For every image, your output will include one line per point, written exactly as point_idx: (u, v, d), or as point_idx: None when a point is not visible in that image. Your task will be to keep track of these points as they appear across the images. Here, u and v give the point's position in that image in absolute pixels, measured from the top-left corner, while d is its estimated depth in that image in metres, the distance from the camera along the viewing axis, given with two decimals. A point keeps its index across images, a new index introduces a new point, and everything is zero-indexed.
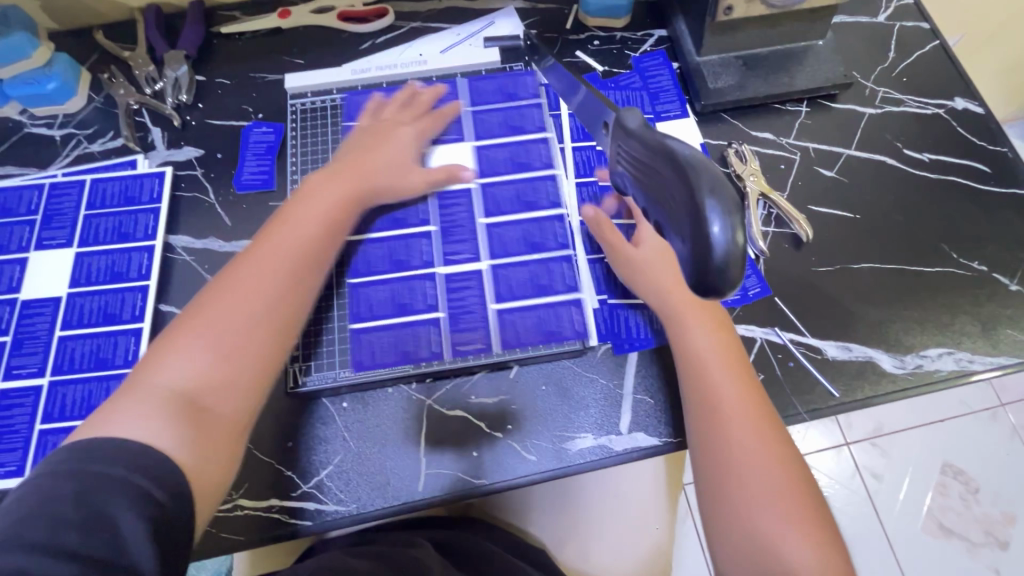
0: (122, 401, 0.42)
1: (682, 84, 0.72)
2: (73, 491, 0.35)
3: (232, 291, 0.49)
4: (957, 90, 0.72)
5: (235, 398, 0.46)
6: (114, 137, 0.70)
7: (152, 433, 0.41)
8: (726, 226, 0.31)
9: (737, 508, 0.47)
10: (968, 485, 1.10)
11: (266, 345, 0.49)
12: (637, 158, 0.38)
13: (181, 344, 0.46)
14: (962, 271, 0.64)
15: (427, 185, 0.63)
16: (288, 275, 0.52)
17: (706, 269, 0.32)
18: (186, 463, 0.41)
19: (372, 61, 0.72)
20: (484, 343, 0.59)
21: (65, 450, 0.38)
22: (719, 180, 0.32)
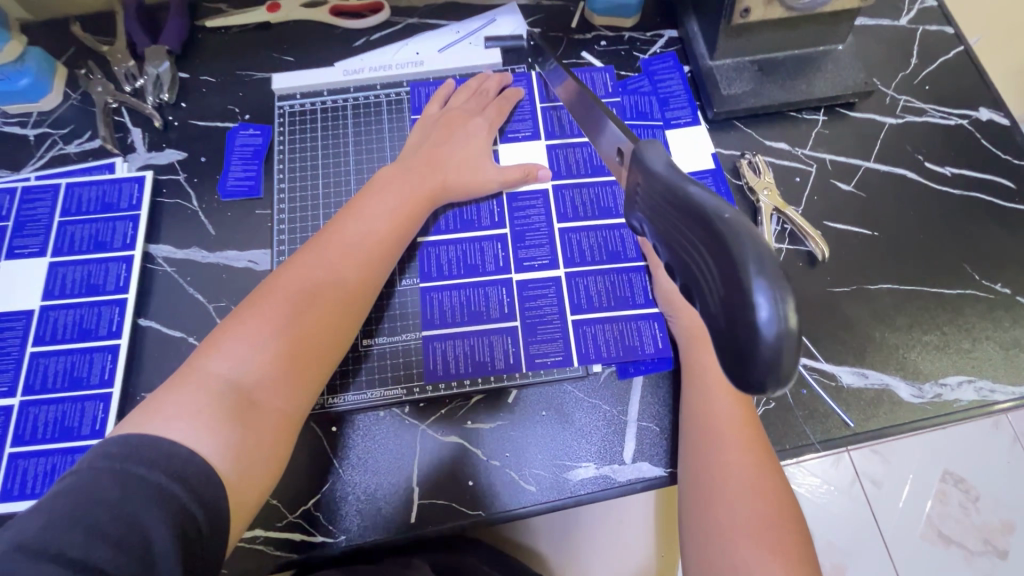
0: (174, 387, 0.39)
1: (693, 89, 0.69)
2: (108, 498, 0.32)
3: (299, 277, 0.46)
4: (982, 99, 0.69)
5: (288, 395, 0.43)
6: (91, 137, 0.66)
7: (202, 428, 0.37)
8: (777, 314, 0.24)
9: (719, 537, 0.44)
10: (969, 493, 0.98)
11: (329, 342, 0.46)
12: (659, 206, 0.31)
13: (236, 330, 0.42)
14: (985, 294, 0.61)
15: (502, 185, 0.61)
16: (354, 268, 0.48)
17: (740, 359, 0.25)
18: (225, 470, 0.37)
19: (365, 61, 0.67)
20: (564, 355, 0.57)
21: (118, 441, 0.35)
22: (767, 251, 0.25)
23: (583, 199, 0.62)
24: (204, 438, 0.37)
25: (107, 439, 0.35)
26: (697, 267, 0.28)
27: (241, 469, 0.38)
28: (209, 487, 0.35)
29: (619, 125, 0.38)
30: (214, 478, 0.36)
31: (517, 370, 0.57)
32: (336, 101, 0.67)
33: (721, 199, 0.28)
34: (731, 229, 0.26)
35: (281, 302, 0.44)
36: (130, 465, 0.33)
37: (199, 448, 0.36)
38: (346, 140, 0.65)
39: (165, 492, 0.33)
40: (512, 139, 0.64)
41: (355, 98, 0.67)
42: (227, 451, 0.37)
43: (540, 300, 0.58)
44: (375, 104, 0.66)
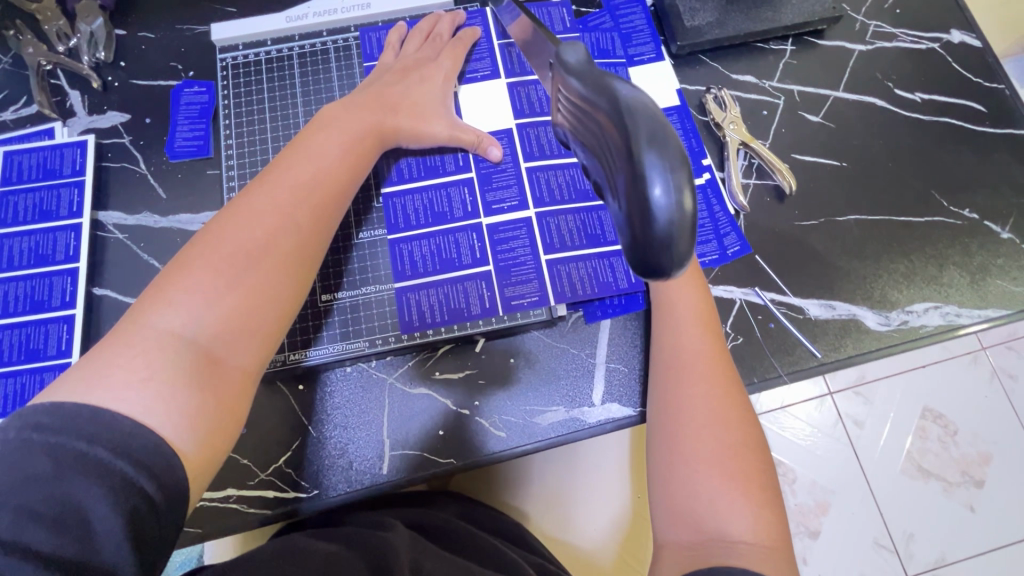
0: (118, 350, 0.37)
1: (656, 23, 0.66)
2: (41, 476, 0.31)
3: (245, 223, 0.43)
4: (954, 22, 0.67)
5: (247, 350, 0.41)
6: (27, 102, 0.63)
7: (155, 395, 0.36)
8: (671, 193, 0.26)
9: (682, 465, 0.44)
10: (948, 428, 1.00)
11: (284, 289, 0.44)
12: (579, 103, 0.32)
13: (181, 287, 0.40)
14: (953, 220, 0.60)
15: (455, 141, 0.57)
16: (304, 214, 0.46)
17: (646, 237, 0.27)
18: (183, 424, 0.36)
19: (310, 7, 0.64)
20: (540, 295, 0.56)
21: (51, 412, 0.33)
22: (664, 130, 0.26)
23: (549, 138, 0.60)
24: (155, 407, 0.35)
25: (35, 406, 0.33)
26: (610, 157, 0.29)
27: (202, 433, 0.37)
28: (159, 460, 0.34)
29: (550, 38, 0.38)
30: (163, 449, 0.35)
31: (493, 314, 0.55)
32: (280, 50, 0.63)
33: (637, 87, 0.28)
34: (633, 114, 0.27)
35: (229, 255, 0.42)
36: (67, 441, 0.32)
37: (150, 419, 0.35)
38: (293, 92, 0.62)
39: (104, 465, 0.32)
40: (472, 80, 0.62)
41: (300, 47, 0.63)
42: (185, 418, 0.36)
43: (508, 245, 0.57)
44: (323, 52, 0.63)
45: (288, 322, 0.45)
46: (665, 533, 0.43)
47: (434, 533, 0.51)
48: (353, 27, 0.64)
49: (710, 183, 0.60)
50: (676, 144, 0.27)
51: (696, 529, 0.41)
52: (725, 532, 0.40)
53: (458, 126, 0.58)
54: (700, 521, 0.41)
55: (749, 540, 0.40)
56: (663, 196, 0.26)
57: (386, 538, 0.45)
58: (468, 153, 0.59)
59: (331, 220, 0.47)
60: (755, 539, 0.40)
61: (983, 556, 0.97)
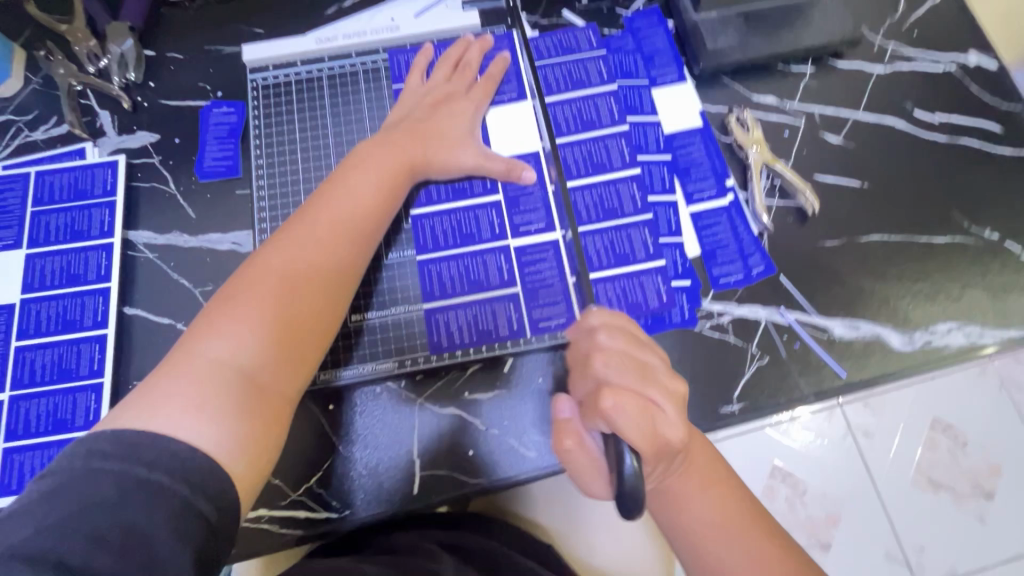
0: (172, 378, 0.38)
1: (678, 45, 0.67)
2: (104, 501, 0.31)
3: (289, 254, 0.45)
4: (970, 43, 0.68)
5: (290, 377, 0.43)
6: (58, 122, 0.63)
7: (208, 423, 0.37)
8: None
9: (698, 544, 0.46)
10: (957, 440, 1.00)
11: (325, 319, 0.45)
12: None
13: (230, 316, 0.41)
14: (973, 241, 0.61)
15: (484, 168, 0.58)
16: (345, 246, 0.48)
17: None
18: (230, 449, 0.37)
19: (338, 29, 0.65)
20: (567, 317, 0.56)
21: (113, 439, 0.34)
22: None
23: (577, 158, 0.61)
24: (209, 433, 0.36)
25: (96, 433, 0.34)
26: None
27: (250, 461, 0.38)
28: (215, 485, 0.35)
29: None
30: (218, 474, 0.35)
31: (521, 336, 0.56)
32: (310, 72, 0.64)
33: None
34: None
35: (275, 286, 0.43)
36: (129, 468, 0.33)
37: (204, 445, 0.36)
38: (322, 114, 0.63)
39: (164, 490, 0.32)
40: (499, 102, 0.62)
41: (329, 68, 0.64)
42: (235, 445, 0.37)
43: (537, 268, 0.57)
44: (352, 73, 0.64)
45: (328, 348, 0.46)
46: None
47: (470, 554, 0.51)
48: (382, 48, 0.65)
49: (734, 204, 0.61)
50: None
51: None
52: None
53: (486, 155, 0.58)
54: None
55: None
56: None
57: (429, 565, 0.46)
58: (495, 181, 0.60)
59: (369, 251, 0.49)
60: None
61: (995, 569, 0.97)
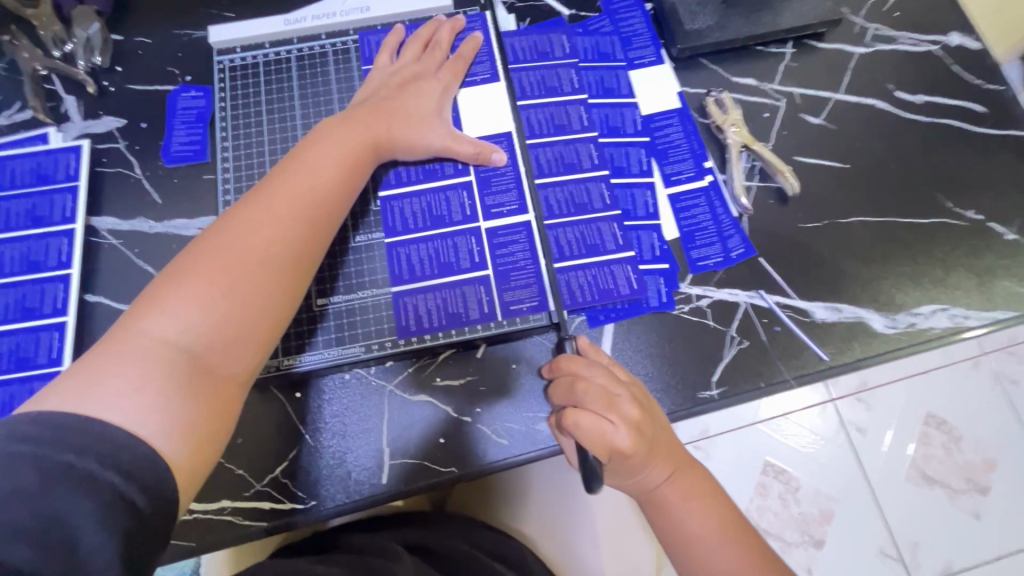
0: (111, 358, 0.37)
1: (656, 26, 0.66)
2: (25, 488, 0.30)
3: (240, 234, 0.43)
4: (952, 24, 0.67)
5: (239, 358, 0.41)
6: (21, 108, 0.62)
7: (147, 406, 0.36)
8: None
9: (679, 548, 0.47)
10: (951, 434, 0.99)
11: (279, 302, 0.44)
12: None
13: (174, 295, 0.40)
14: (957, 222, 0.60)
15: (454, 148, 0.57)
16: (302, 225, 0.46)
17: None
18: (172, 433, 0.36)
19: (309, 11, 0.64)
20: (540, 299, 0.54)
21: (40, 422, 0.32)
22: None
23: (548, 158, 0.59)
24: (147, 416, 0.35)
25: (22, 414, 0.33)
26: None
27: (193, 443, 0.37)
28: (151, 472, 0.34)
29: None
30: (155, 460, 0.34)
31: (492, 319, 0.54)
32: (278, 53, 0.63)
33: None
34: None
35: (224, 266, 0.42)
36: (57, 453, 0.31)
37: (142, 429, 0.35)
38: (290, 97, 0.61)
39: (90, 476, 0.31)
40: (471, 84, 0.61)
41: (298, 50, 0.63)
42: (176, 429, 0.36)
43: (508, 251, 0.56)
44: (321, 55, 0.63)
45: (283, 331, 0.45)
46: None
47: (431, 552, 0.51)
48: (352, 30, 0.64)
49: (713, 185, 0.60)
50: None
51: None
52: None
53: (454, 136, 0.57)
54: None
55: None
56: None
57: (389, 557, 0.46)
58: (468, 166, 0.58)
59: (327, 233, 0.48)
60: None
61: (990, 564, 0.95)
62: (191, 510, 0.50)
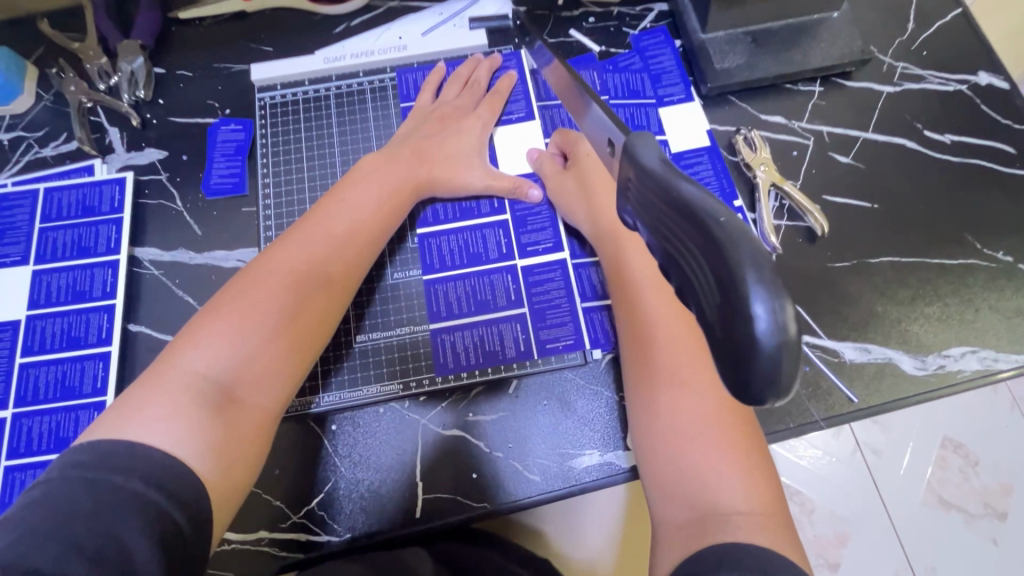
0: (151, 389, 0.38)
1: (686, 64, 0.67)
2: (86, 513, 0.31)
3: (272, 270, 0.45)
4: (981, 64, 0.67)
5: (270, 391, 0.43)
6: (67, 139, 0.64)
7: (183, 427, 0.37)
8: (776, 327, 0.22)
9: (696, 483, 0.39)
10: (968, 458, 0.94)
11: (308, 337, 0.45)
12: (659, 212, 0.28)
13: (210, 331, 0.41)
14: (986, 263, 0.60)
15: (491, 187, 0.58)
16: (334, 262, 0.48)
17: (743, 370, 0.23)
18: (200, 462, 0.37)
19: (346, 48, 0.65)
20: (574, 339, 0.56)
21: (90, 450, 0.35)
22: (764, 257, 0.23)
23: None
24: (181, 441, 0.36)
25: (78, 447, 0.35)
26: (693, 271, 0.26)
27: (220, 469, 0.38)
28: (191, 493, 0.35)
29: (611, 116, 0.36)
30: (193, 481, 0.36)
31: (528, 357, 0.56)
32: (317, 90, 0.65)
33: (714, 197, 0.25)
34: (730, 239, 0.23)
35: (261, 297, 0.44)
36: (119, 489, 0.33)
37: (178, 449, 0.36)
38: (330, 134, 0.64)
39: (146, 502, 0.33)
40: (507, 122, 0.63)
41: (337, 87, 0.65)
42: (210, 451, 0.37)
43: (544, 289, 0.57)
44: (359, 92, 0.65)
45: (311, 367, 0.46)
46: (663, 505, 0.40)
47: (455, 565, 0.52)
48: (389, 67, 0.66)
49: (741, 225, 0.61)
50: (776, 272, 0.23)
51: (689, 507, 0.38)
52: (715, 503, 0.38)
53: (493, 174, 0.59)
54: (702, 516, 0.37)
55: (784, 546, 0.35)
56: (765, 322, 0.22)
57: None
58: (506, 198, 0.60)
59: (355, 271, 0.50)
60: (750, 509, 0.37)
61: None
62: (229, 540, 0.51)
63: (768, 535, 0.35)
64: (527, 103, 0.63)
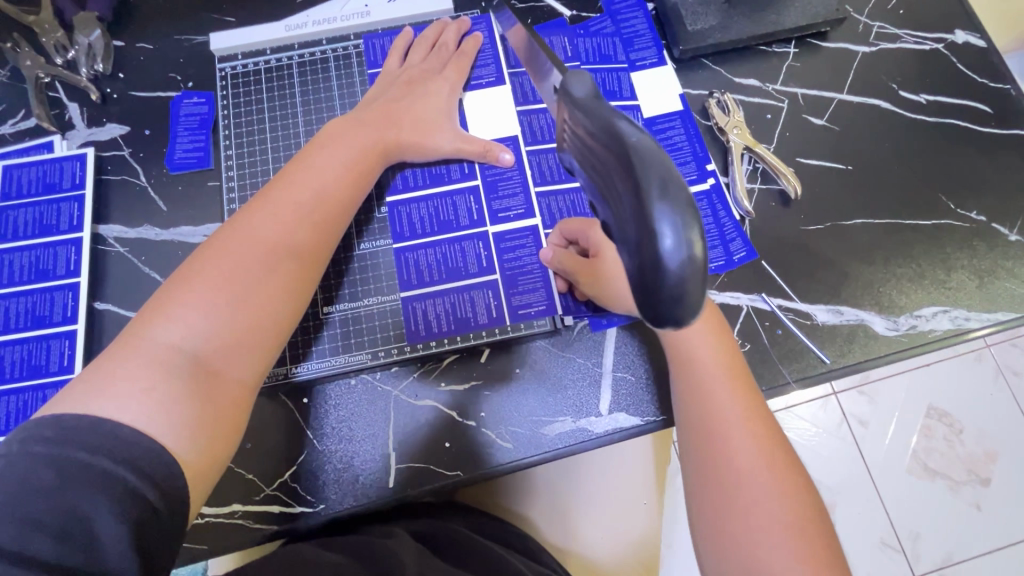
0: (120, 364, 0.37)
1: (658, 27, 0.65)
2: (41, 477, 0.31)
3: (243, 243, 0.44)
4: (958, 22, 0.66)
5: (246, 364, 0.41)
6: (26, 116, 0.62)
7: (156, 404, 0.36)
8: (683, 245, 0.27)
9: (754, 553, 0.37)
10: (954, 427, 0.95)
11: (282, 312, 0.44)
12: (592, 145, 0.32)
13: (181, 305, 0.40)
14: (960, 223, 0.60)
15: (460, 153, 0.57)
16: (304, 233, 0.47)
17: (655, 278, 0.29)
18: (178, 437, 0.36)
19: (309, 16, 0.64)
20: (546, 305, 0.56)
21: (54, 425, 0.33)
22: (674, 178, 0.28)
23: (551, 164, 0.59)
24: (158, 416, 0.35)
25: (41, 419, 0.34)
26: (619, 195, 0.30)
27: (200, 444, 0.37)
28: (161, 469, 0.34)
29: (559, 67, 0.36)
30: (165, 457, 0.34)
31: (500, 324, 0.55)
32: (281, 60, 0.63)
33: (640, 129, 0.29)
34: (647, 163, 0.28)
35: (230, 269, 0.42)
36: (72, 454, 0.32)
37: (152, 426, 0.35)
38: (294, 104, 0.62)
39: (98, 465, 0.32)
40: (476, 87, 0.61)
41: (300, 57, 0.63)
42: (185, 426, 0.36)
43: (516, 256, 0.57)
44: (323, 61, 0.63)
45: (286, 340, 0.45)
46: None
47: (440, 541, 0.50)
48: (354, 35, 0.64)
49: (715, 189, 0.60)
50: (684, 191, 0.28)
51: None
52: None
53: (463, 138, 0.57)
54: None
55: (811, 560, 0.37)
56: (674, 238, 0.28)
57: (388, 545, 0.47)
58: (475, 164, 0.59)
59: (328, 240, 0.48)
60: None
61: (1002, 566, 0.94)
62: (202, 513, 0.51)
63: (798, 549, 0.37)
64: (497, 69, 0.62)
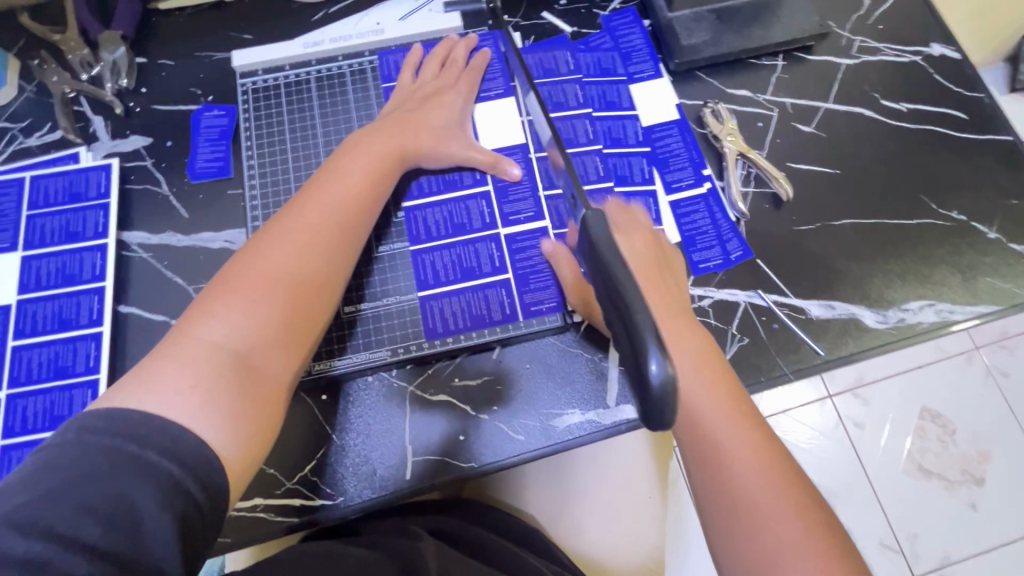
0: (171, 360, 0.40)
1: (654, 42, 0.69)
2: (90, 469, 0.33)
3: (275, 246, 0.47)
4: (933, 36, 0.71)
5: (282, 361, 0.45)
6: (52, 129, 0.65)
7: (201, 399, 0.39)
8: (664, 371, 0.33)
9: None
10: (946, 428, 0.97)
11: (314, 308, 0.47)
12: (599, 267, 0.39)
13: (223, 305, 0.43)
14: (942, 222, 0.63)
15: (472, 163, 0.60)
16: (331, 235, 0.49)
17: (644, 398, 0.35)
18: (221, 430, 0.39)
19: (325, 33, 0.68)
20: (557, 302, 0.58)
21: (107, 416, 0.36)
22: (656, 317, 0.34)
23: None
24: (202, 411, 0.38)
25: (93, 413, 0.36)
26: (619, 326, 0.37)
27: (241, 437, 0.40)
28: (202, 462, 0.36)
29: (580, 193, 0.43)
30: (206, 452, 0.37)
31: (514, 320, 0.58)
32: (298, 75, 0.67)
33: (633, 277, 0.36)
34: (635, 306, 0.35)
35: (264, 270, 0.45)
36: (121, 444, 0.34)
37: (197, 421, 0.38)
38: (311, 115, 0.65)
39: (140, 459, 0.34)
40: (485, 98, 0.65)
41: (317, 71, 0.67)
42: (227, 421, 0.39)
43: (526, 255, 0.60)
44: (338, 76, 0.67)
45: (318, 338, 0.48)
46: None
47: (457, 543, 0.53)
48: (368, 50, 0.68)
49: (711, 192, 0.64)
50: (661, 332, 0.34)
51: None
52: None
53: (474, 146, 0.61)
54: None
55: (814, 546, 0.38)
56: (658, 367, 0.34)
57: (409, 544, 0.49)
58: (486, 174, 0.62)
59: (355, 240, 0.51)
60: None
61: None
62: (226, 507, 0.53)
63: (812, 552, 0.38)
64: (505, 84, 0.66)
